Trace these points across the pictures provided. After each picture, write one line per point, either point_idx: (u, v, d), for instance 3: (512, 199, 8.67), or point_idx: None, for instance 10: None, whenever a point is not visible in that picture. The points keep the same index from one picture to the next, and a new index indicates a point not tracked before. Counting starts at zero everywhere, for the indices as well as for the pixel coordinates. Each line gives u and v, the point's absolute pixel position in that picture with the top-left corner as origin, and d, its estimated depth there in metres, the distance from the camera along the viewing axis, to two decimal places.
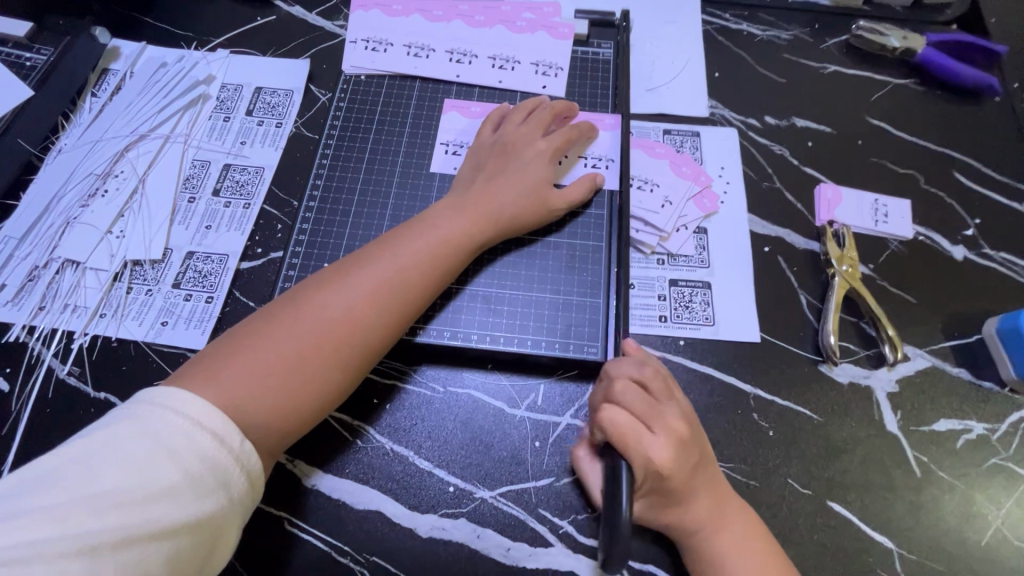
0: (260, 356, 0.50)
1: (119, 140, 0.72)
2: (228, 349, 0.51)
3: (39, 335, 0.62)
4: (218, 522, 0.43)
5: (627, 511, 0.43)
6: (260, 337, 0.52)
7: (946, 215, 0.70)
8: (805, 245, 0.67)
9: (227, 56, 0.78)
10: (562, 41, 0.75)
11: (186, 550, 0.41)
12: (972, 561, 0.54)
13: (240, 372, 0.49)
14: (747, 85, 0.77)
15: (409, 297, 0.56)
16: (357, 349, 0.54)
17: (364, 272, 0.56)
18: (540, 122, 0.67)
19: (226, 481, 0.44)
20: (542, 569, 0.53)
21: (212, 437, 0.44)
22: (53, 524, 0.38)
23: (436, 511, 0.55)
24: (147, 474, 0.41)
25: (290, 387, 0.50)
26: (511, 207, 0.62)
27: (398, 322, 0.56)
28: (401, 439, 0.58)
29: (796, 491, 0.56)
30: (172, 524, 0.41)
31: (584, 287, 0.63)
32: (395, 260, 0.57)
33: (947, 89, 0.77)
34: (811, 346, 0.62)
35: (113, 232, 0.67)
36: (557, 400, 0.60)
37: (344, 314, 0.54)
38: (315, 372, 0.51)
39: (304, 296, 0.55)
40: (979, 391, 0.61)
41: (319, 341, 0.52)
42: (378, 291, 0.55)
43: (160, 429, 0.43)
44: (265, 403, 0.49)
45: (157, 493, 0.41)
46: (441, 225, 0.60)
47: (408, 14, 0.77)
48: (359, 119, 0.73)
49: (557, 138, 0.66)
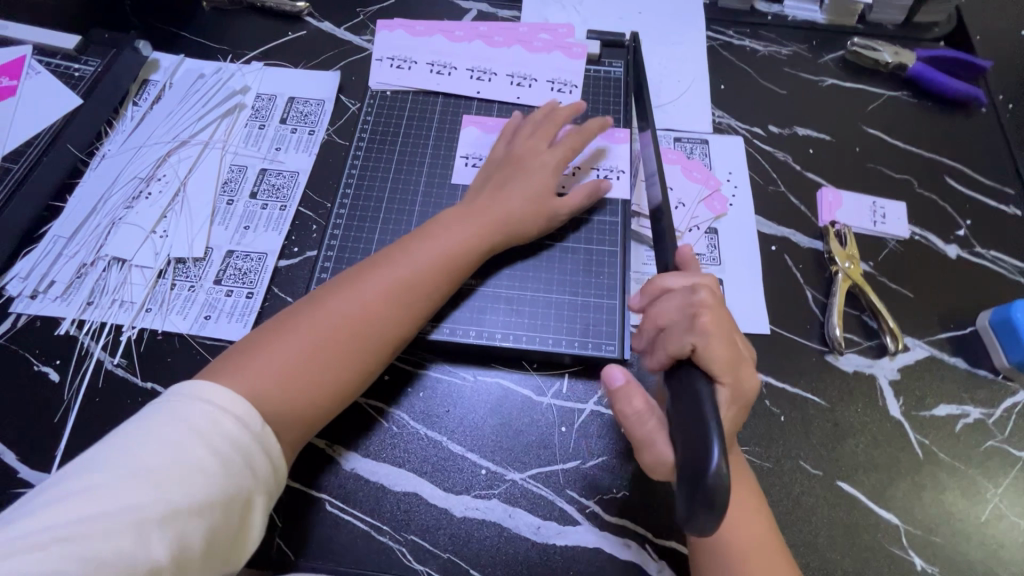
0: (283, 353, 0.53)
1: (161, 145, 0.75)
2: (254, 346, 0.53)
3: (88, 329, 0.65)
4: (245, 499, 0.45)
5: (724, 455, 0.40)
6: (282, 336, 0.54)
7: (939, 216, 0.74)
8: (810, 244, 0.72)
9: (261, 68, 0.83)
10: (576, 60, 0.79)
11: (219, 525, 0.44)
12: (972, 535, 0.58)
13: (262, 368, 0.51)
14: (751, 97, 0.83)
15: (425, 297, 0.59)
16: (373, 347, 0.56)
17: (379, 275, 0.58)
18: (548, 132, 0.69)
19: (250, 461, 0.46)
20: (571, 546, 0.57)
21: (236, 421, 0.47)
22: (100, 499, 0.41)
23: (469, 493, 0.59)
24: (180, 454, 0.43)
25: (309, 383, 0.53)
26: (523, 211, 0.64)
27: (412, 323, 0.58)
28: (435, 425, 0.61)
29: (807, 472, 0.60)
30: (203, 500, 0.43)
31: (601, 290, 0.66)
32: (410, 264, 0.59)
33: (935, 101, 0.83)
34: (817, 338, 0.66)
35: (157, 232, 0.70)
36: (581, 388, 0.63)
37: (361, 315, 0.55)
38: (333, 369, 0.54)
39: (323, 297, 0.57)
40: (975, 378, 0.65)
41: (338, 340, 0.54)
42: (393, 293, 0.57)
43: (191, 414, 0.45)
44: (286, 398, 0.51)
45: (189, 471, 0.43)
46: (455, 231, 0.62)
47: (431, 34, 0.80)
48: (386, 130, 0.76)
49: (565, 146, 0.68)
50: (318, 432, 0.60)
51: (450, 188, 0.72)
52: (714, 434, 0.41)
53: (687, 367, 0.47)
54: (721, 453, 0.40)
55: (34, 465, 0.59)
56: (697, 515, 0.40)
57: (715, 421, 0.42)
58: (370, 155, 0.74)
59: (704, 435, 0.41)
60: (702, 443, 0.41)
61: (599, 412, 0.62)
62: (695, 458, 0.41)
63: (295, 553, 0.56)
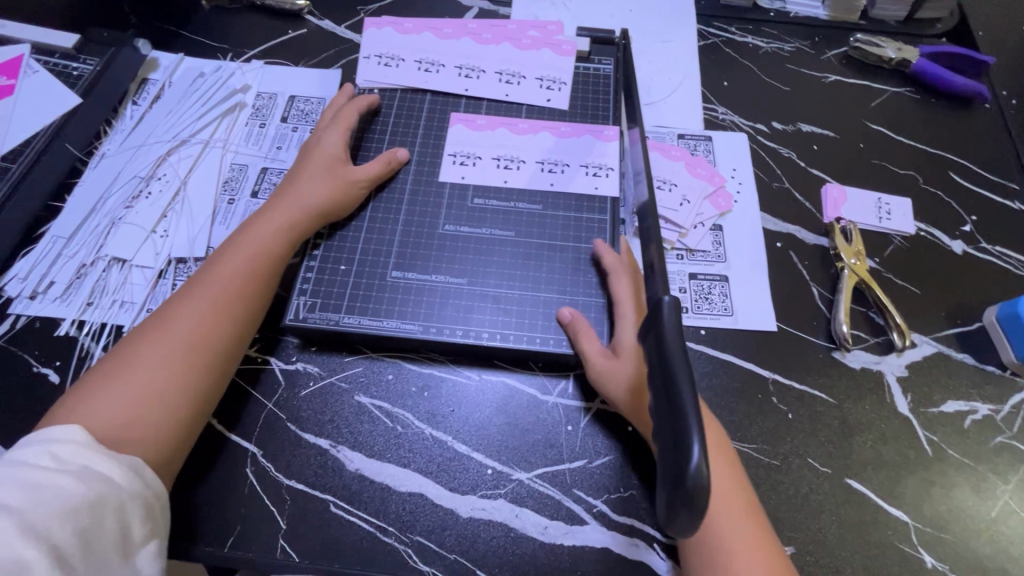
0: (134, 382, 0.52)
1: (160, 144, 0.75)
2: (97, 384, 0.52)
3: (89, 330, 0.64)
4: (113, 501, 0.45)
5: (704, 451, 0.33)
6: (133, 366, 0.53)
7: (944, 212, 0.74)
8: (816, 240, 0.72)
9: (261, 66, 0.82)
10: (564, 57, 0.78)
11: (89, 527, 0.43)
12: (982, 532, 0.57)
13: (114, 401, 0.51)
14: (754, 93, 0.82)
15: (237, 298, 0.58)
16: (218, 356, 0.56)
17: (197, 291, 0.58)
18: (344, 117, 0.72)
19: (105, 471, 0.45)
20: (578, 546, 0.56)
21: (75, 442, 0.46)
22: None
23: (475, 492, 0.58)
24: (24, 478, 0.42)
25: (165, 404, 0.52)
26: (329, 202, 0.66)
27: (248, 328, 0.59)
28: (439, 424, 0.61)
29: (815, 470, 0.59)
30: (65, 506, 0.42)
31: (590, 288, 0.65)
32: (214, 277, 0.59)
33: (940, 97, 0.83)
34: (824, 334, 0.66)
35: (157, 231, 0.70)
36: (588, 386, 0.63)
37: (198, 330, 0.56)
38: (188, 382, 0.54)
39: (149, 323, 0.56)
40: (984, 375, 0.65)
41: (190, 357, 0.54)
42: (220, 303, 0.57)
43: (28, 448, 0.45)
44: (142, 422, 0.51)
45: (42, 489, 0.42)
46: (250, 237, 0.62)
47: (418, 32, 0.79)
48: (371, 129, 0.74)
49: (341, 135, 0.70)
50: (323, 433, 0.60)
51: (452, 184, 0.71)
52: (691, 424, 0.35)
53: (665, 349, 0.40)
54: (703, 450, 0.34)
55: None
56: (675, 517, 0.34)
57: (692, 405, 0.36)
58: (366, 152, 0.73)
59: (680, 428, 0.35)
60: (680, 437, 0.35)
61: (606, 411, 0.61)
62: (673, 456, 0.35)
63: (299, 556, 0.55)
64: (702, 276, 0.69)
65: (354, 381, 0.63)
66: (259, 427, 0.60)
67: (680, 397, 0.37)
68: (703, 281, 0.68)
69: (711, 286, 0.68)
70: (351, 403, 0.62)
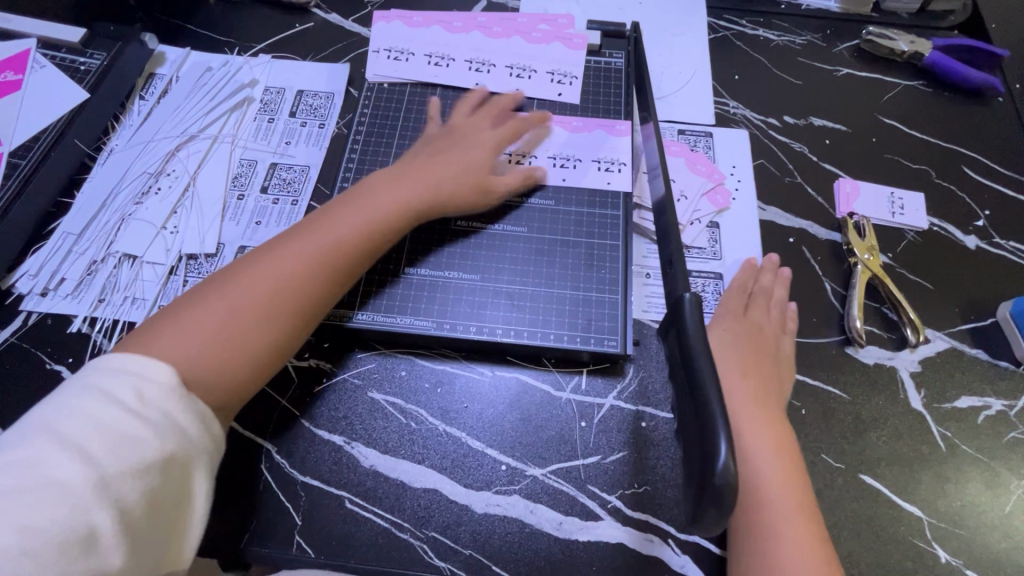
0: (211, 318, 0.51)
1: (169, 140, 0.74)
2: (178, 313, 0.51)
3: (101, 327, 0.64)
4: (179, 462, 0.44)
5: (732, 449, 0.33)
6: (211, 299, 0.52)
7: (957, 207, 0.74)
8: (828, 236, 0.71)
9: (269, 60, 0.81)
10: (576, 48, 0.77)
11: (155, 486, 0.42)
12: (996, 528, 0.58)
13: (186, 341, 0.49)
14: (766, 87, 0.82)
15: (327, 267, 0.56)
16: (297, 311, 0.54)
17: (296, 240, 0.56)
18: (489, 113, 0.71)
19: (178, 424, 0.44)
20: (593, 541, 0.56)
21: (156, 387, 0.45)
22: (30, 476, 0.40)
23: (490, 488, 0.58)
24: (102, 426, 0.42)
25: (238, 350, 0.51)
26: (449, 183, 0.64)
27: (334, 290, 0.57)
28: (453, 420, 0.61)
29: (830, 466, 0.59)
30: (133, 464, 0.42)
31: (603, 284, 0.65)
32: (310, 238, 0.56)
33: (952, 91, 0.82)
34: (837, 330, 0.66)
35: (167, 227, 0.69)
36: (600, 382, 0.63)
37: (283, 279, 0.54)
38: (262, 329, 0.52)
39: (231, 269, 0.55)
40: (997, 371, 0.64)
41: (267, 304, 0.53)
42: (313, 258, 0.55)
43: (111, 386, 0.44)
44: (214, 363, 0.50)
45: (116, 441, 0.42)
46: (375, 199, 0.61)
47: (428, 26, 0.78)
48: (384, 124, 0.74)
49: (504, 131, 0.70)
50: (337, 429, 0.60)
51: None
52: (718, 420, 0.34)
53: (688, 347, 0.40)
54: (731, 447, 0.34)
55: None
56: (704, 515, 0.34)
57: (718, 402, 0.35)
58: (376, 149, 0.72)
59: (706, 425, 0.35)
60: (706, 435, 0.35)
61: (619, 407, 0.61)
62: (701, 455, 0.35)
63: (315, 552, 0.56)
64: (697, 274, 0.69)
65: (367, 378, 0.63)
66: (272, 424, 0.60)
67: (704, 394, 0.36)
68: (698, 279, 0.68)
69: (705, 285, 0.68)
70: (366, 400, 0.62)
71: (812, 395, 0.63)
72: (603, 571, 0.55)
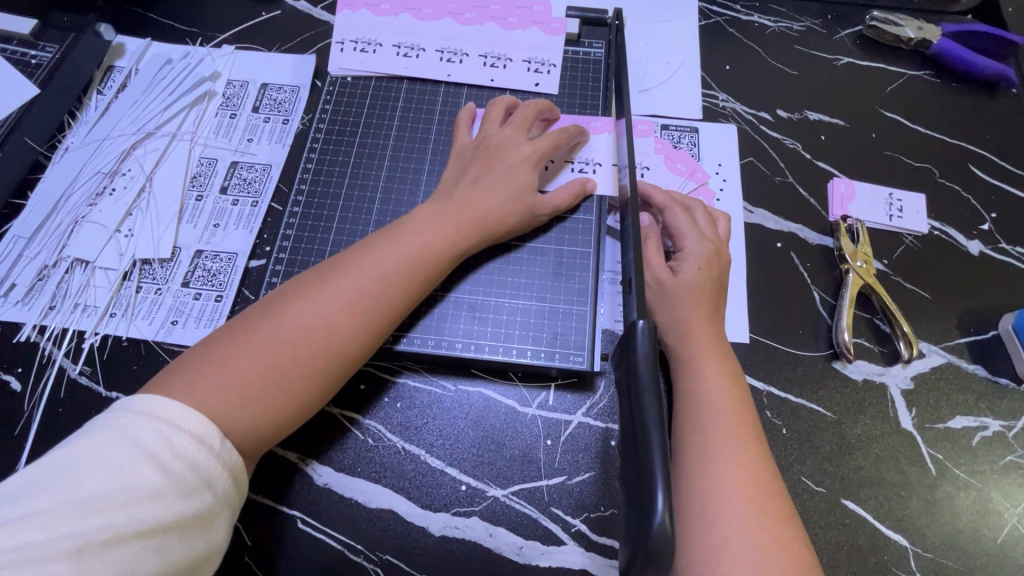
0: (247, 360, 0.47)
1: (125, 138, 0.71)
2: (213, 352, 0.48)
3: (50, 335, 0.62)
4: (204, 521, 0.42)
5: (668, 506, 0.32)
6: (247, 339, 0.49)
7: (961, 209, 0.69)
8: (819, 241, 0.67)
9: (232, 52, 0.77)
10: (554, 36, 0.72)
11: (174, 547, 0.40)
12: (986, 558, 0.54)
13: (213, 388, 0.46)
14: (759, 78, 0.76)
15: (368, 312, 0.52)
16: (335, 358, 0.50)
17: (340, 278, 0.52)
18: (523, 121, 0.63)
19: (209, 481, 0.43)
20: (554, 567, 0.53)
21: (192, 439, 0.43)
22: (39, 529, 0.36)
23: (448, 510, 0.55)
24: (128, 478, 0.39)
25: (272, 397, 0.48)
26: (495, 213, 0.59)
27: (377, 333, 0.52)
28: (413, 437, 0.58)
29: (809, 489, 0.56)
30: (155, 523, 0.39)
31: (571, 294, 0.61)
32: (346, 277, 0.52)
33: (961, 81, 0.76)
34: (823, 343, 0.62)
35: (121, 231, 0.67)
36: (568, 398, 0.59)
37: (322, 322, 0.50)
38: (297, 378, 0.49)
39: (263, 309, 0.51)
40: (997, 388, 0.60)
41: (304, 351, 0.49)
42: (357, 301, 0.51)
43: (139, 434, 0.42)
44: (247, 412, 0.46)
45: (141, 495, 0.39)
46: (423, 231, 0.56)
47: (396, 13, 0.73)
48: (347, 120, 0.70)
49: (545, 142, 0.63)
50: (290, 445, 0.57)
51: (424, 177, 0.67)
52: (657, 472, 0.34)
53: (637, 386, 0.38)
54: (668, 501, 0.33)
55: None
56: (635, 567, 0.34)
57: (659, 450, 0.35)
58: (336, 147, 0.69)
59: (645, 476, 0.34)
60: (643, 484, 0.34)
61: (587, 424, 0.58)
62: (638, 507, 0.34)
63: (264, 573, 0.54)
64: None
65: None
66: None
67: (647, 442, 0.35)
68: None
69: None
70: (321, 414, 0.59)
71: (794, 410, 0.59)
72: None
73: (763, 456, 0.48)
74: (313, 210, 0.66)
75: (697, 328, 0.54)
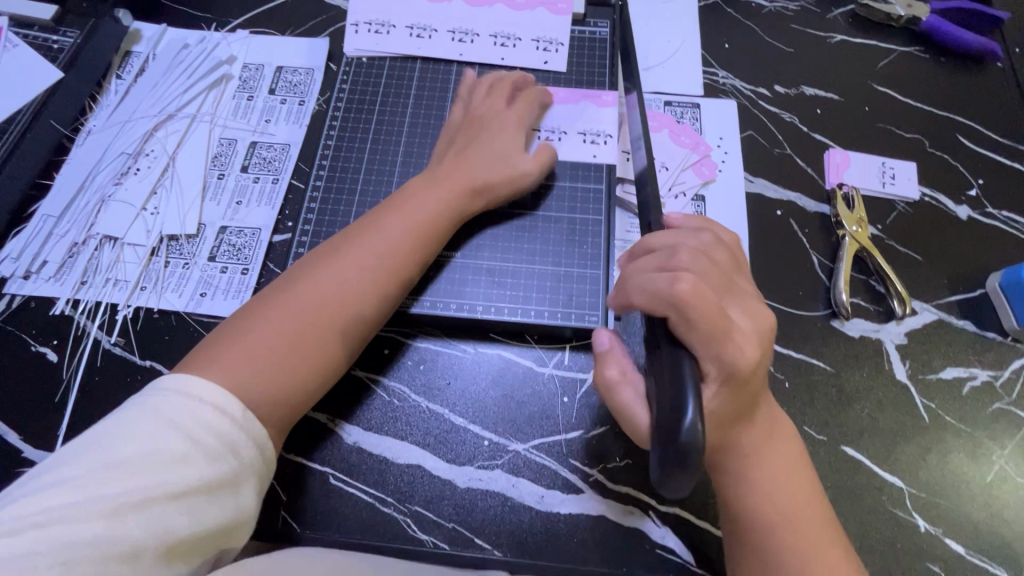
0: (270, 332, 0.51)
1: (147, 119, 0.73)
2: (238, 327, 0.51)
3: (83, 309, 0.64)
4: (232, 484, 0.44)
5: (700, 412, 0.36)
6: (271, 311, 0.52)
7: (950, 176, 0.72)
8: (816, 208, 0.70)
9: (247, 36, 0.79)
10: (560, 16, 0.75)
11: (205, 509, 0.42)
12: (976, 497, 0.58)
13: (242, 357, 0.49)
14: (758, 55, 0.79)
15: (379, 280, 0.55)
16: (353, 324, 0.54)
17: (351, 250, 0.55)
18: (500, 93, 0.67)
19: (234, 447, 0.45)
20: (574, 513, 0.57)
21: (213, 408, 0.45)
22: (77, 492, 0.39)
23: (472, 464, 0.59)
24: (155, 446, 0.42)
25: (298, 363, 0.51)
26: (484, 175, 0.62)
27: (389, 298, 0.56)
28: (436, 397, 0.61)
29: (811, 437, 0.60)
30: (183, 486, 0.41)
31: (584, 260, 0.64)
32: (355, 250, 0.55)
33: (949, 56, 0.79)
34: (823, 302, 0.65)
35: (147, 209, 0.69)
36: (583, 358, 0.62)
37: (340, 292, 0.53)
38: (320, 344, 0.52)
39: (279, 286, 0.54)
40: (984, 341, 0.64)
41: (326, 320, 0.52)
42: (369, 270, 0.55)
43: (162, 407, 0.44)
44: (277, 379, 0.50)
45: (168, 461, 0.42)
46: (423, 202, 0.59)
47: None
48: (363, 99, 0.72)
49: (519, 111, 0.66)
50: (320, 407, 0.60)
51: None
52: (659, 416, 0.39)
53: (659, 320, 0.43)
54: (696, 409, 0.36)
55: (39, 444, 0.59)
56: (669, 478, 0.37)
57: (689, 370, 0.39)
58: (354, 125, 0.71)
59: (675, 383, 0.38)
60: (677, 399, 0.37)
61: None
62: (668, 418, 0.37)
63: (300, 526, 0.57)
64: None
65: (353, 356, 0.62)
66: None
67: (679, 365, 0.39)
68: None
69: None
70: (349, 378, 0.61)
71: (797, 366, 0.62)
72: (584, 543, 0.56)
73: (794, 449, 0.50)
74: (334, 186, 0.68)
75: (750, 359, 0.43)
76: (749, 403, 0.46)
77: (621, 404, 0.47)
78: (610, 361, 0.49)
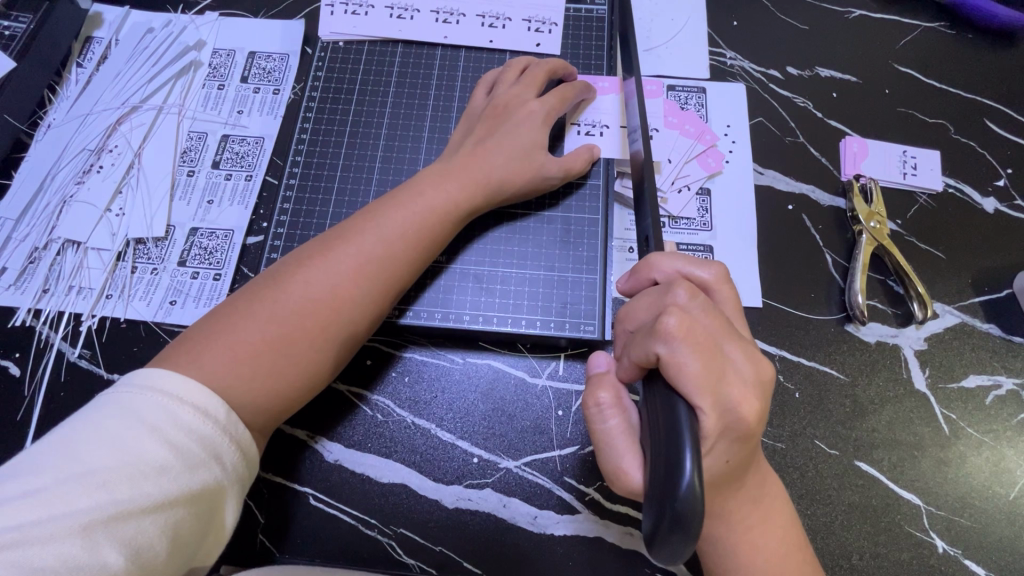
0: (255, 332, 0.46)
1: (110, 112, 0.68)
2: (217, 326, 0.46)
3: (45, 318, 0.60)
4: (214, 495, 0.40)
5: (698, 468, 0.33)
6: (254, 309, 0.47)
7: (977, 166, 0.67)
8: (831, 202, 0.65)
9: (216, 18, 0.73)
10: None
11: (185, 521, 0.39)
12: (998, 514, 0.54)
13: (220, 359, 0.44)
14: (769, 33, 0.73)
15: (375, 279, 0.51)
16: (346, 328, 0.50)
17: (344, 246, 0.51)
18: (535, 80, 0.61)
19: (217, 454, 0.41)
20: (569, 536, 0.53)
21: (196, 412, 0.41)
22: (41, 508, 0.35)
23: (461, 482, 0.55)
24: (131, 453, 0.38)
25: (283, 369, 0.47)
26: (501, 173, 0.57)
27: (385, 300, 0.52)
28: (422, 411, 0.57)
29: (822, 452, 0.56)
30: (162, 499, 0.38)
31: (580, 263, 0.60)
32: (348, 245, 0.51)
33: (977, 32, 0.73)
34: (836, 306, 0.61)
35: (112, 210, 0.65)
36: (578, 368, 0.58)
37: (331, 291, 0.49)
38: (309, 348, 0.48)
39: (266, 281, 0.50)
40: (1011, 347, 0.59)
41: (313, 321, 0.48)
42: (364, 269, 0.50)
43: (141, 408, 0.40)
44: (260, 385, 0.45)
45: (146, 470, 0.38)
46: (425, 194, 0.54)
47: None
48: (340, 88, 0.67)
49: (553, 99, 0.61)
50: (298, 422, 0.57)
51: (424, 147, 0.64)
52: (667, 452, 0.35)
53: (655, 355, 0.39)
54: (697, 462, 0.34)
55: None
56: (664, 530, 0.33)
57: (686, 418, 0.36)
58: (331, 116, 0.66)
59: (675, 445, 0.35)
60: (672, 453, 0.34)
61: None
62: (663, 471, 0.34)
63: (277, 549, 0.53)
64: (684, 247, 0.63)
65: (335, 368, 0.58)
66: None
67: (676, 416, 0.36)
68: (685, 252, 0.63)
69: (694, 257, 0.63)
70: (329, 391, 0.58)
71: (808, 376, 0.58)
72: (579, 566, 0.53)
73: (780, 499, 0.45)
74: (309, 185, 0.63)
75: (750, 415, 0.39)
76: (732, 483, 0.41)
77: (609, 432, 0.42)
78: (603, 383, 0.43)
